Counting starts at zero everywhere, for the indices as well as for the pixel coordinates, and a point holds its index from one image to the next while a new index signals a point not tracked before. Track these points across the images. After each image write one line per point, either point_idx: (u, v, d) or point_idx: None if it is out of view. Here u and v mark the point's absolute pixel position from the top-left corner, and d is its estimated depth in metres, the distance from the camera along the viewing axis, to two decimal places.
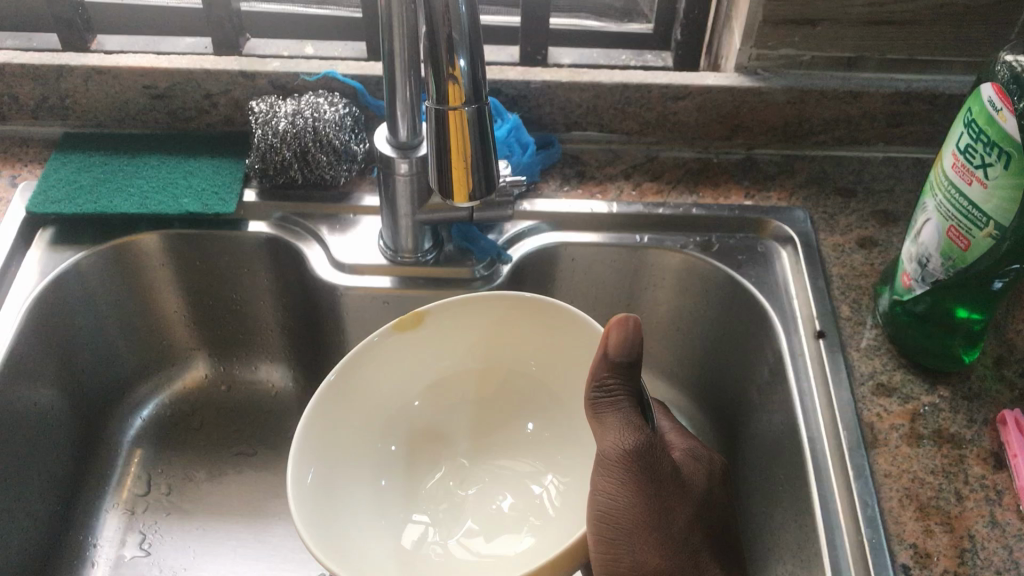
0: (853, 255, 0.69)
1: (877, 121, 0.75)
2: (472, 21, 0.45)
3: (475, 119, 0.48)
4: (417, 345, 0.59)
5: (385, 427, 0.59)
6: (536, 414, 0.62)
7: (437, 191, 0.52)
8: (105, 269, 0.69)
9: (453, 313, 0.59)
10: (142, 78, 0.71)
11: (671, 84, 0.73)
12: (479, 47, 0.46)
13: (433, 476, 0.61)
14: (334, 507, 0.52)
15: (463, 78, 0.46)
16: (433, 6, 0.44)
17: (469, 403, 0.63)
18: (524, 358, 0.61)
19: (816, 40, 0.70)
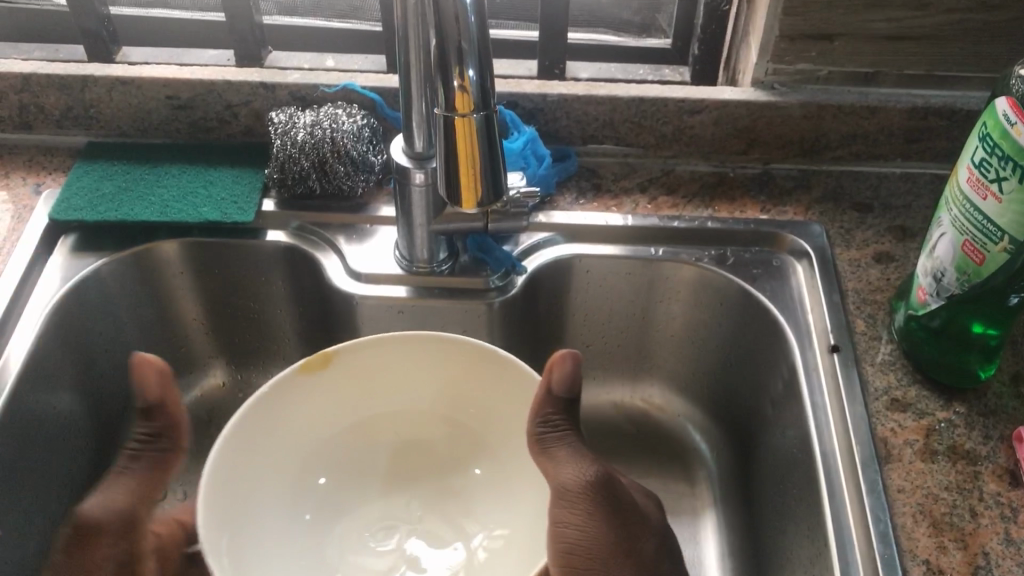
0: (869, 270, 0.69)
1: (896, 137, 0.75)
2: (482, 32, 0.45)
3: (484, 128, 0.48)
4: (344, 382, 0.60)
5: (308, 461, 0.61)
6: (479, 457, 0.62)
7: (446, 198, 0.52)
8: (126, 275, 0.70)
9: (387, 352, 0.60)
10: (165, 88, 0.72)
11: (687, 98, 0.73)
12: (488, 57, 0.46)
13: (359, 508, 0.63)
14: (248, 542, 0.55)
15: (472, 88, 0.46)
16: (443, 18, 0.44)
17: (409, 439, 0.64)
18: (459, 400, 0.62)
19: (833, 56, 0.70)
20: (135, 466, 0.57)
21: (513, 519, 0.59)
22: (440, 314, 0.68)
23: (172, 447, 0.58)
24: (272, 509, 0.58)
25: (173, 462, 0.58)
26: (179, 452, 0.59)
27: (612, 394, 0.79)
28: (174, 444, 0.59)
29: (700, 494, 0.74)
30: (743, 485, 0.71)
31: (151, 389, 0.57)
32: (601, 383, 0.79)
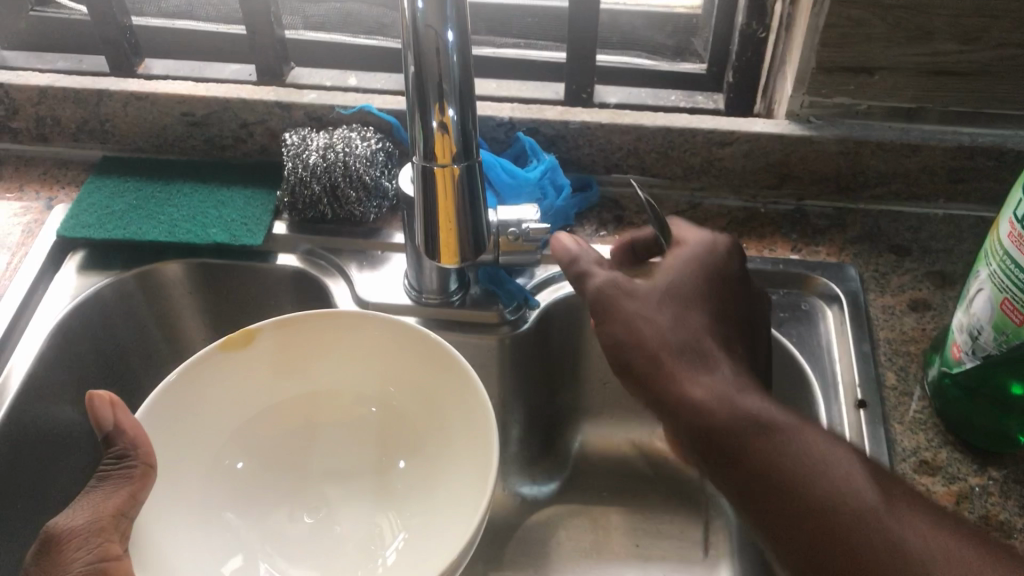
0: (904, 318, 0.65)
1: (938, 177, 0.71)
2: (466, 70, 0.44)
3: (465, 176, 0.48)
4: (275, 357, 0.59)
5: (229, 442, 0.58)
6: (405, 449, 0.60)
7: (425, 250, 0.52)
8: (131, 294, 0.69)
9: (320, 327, 0.58)
10: (180, 105, 0.71)
11: (717, 129, 0.69)
12: (471, 100, 0.45)
13: (277, 498, 0.59)
14: (142, 522, 0.51)
15: (454, 129, 0.45)
16: (426, 61, 0.43)
17: (336, 425, 0.62)
18: (389, 385, 0.61)
19: (872, 90, 0.66)
20: (104, 487, 0.45)
21: (435, 515, 0.56)
22: None
23: (137, 464, 0.46)
24: (181, 490, 0.55)
25: (149, 477, 0.47)
26: (151, 467, 0.47)
27: (630, 433, 0.76)
28: (145, 460, 0.47)
29: (718, 543, 0.70)
30: None
31: (104, 417, 0.46)
32: (618, 422, 0.76)
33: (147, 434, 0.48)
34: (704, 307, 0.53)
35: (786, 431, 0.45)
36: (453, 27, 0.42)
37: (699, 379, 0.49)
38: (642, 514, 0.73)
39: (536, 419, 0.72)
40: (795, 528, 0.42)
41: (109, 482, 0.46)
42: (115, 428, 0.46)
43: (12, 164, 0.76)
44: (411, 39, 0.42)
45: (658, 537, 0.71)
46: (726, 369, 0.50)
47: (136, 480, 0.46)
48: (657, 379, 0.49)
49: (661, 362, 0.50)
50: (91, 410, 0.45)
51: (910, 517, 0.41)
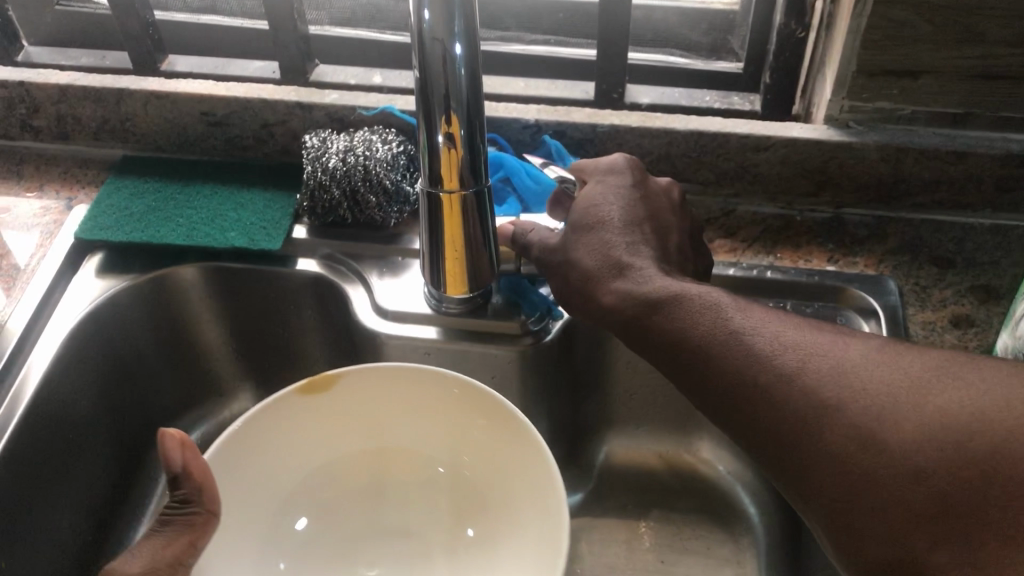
0: (945, 334, 0.61)
1: (985, 185, 0.67)
2: (475, 88, 0.43)
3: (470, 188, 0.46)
4: (336, 411, 0.57)
5: (290, 498, 0.58)
6: (474, 516, 0.58)
7: (432, 260, 0.51)
8: (147, 298, 0.68)
9: (382, 384, 0.56)
10: (200, 104, 0.70)
11: (751, 134, 0.67)
12: (480, 113, 0.44)
13: (337, 556, 0.58)
14: None
15: (461, 142, 0.44)
16: (432, 69, 0.41)
17: (403, 481, 0.60)
18: (453, 445, 0.58)
19: (916, 94, 0.63)
20: (164, 531, 0.45)
21: None
22: (471, 360, 0.64)
23: (200, 510, 0.46)
24: None
25: (211, 525, 0.46)
26: (214, 514, 0.46)
27: (657, 445, 0.74)
28: (207, 506, 0.46)
29: (746, 563, 0.67)
30: (792, 560, 0.65)
31: (173, 458, 0.45)
32: (645, 434, 0.74)
33: (212, 474, 0.47)
34: (617, 204, 0.56)
35: (689, 298, 0.49)
36: (460, 40, 0.41)
37: (616, 285, 0.52)
38: (667, 529, 0.70)
39: (558, 431, 0.70)
40: (730, 401, 0.45)
41: (171, 526, 0.45)
42: (182, 472, 0.45)
43: (34, 164, 0.75)
44: (417, 53, 0.41)
45: (683, 555, 0.68)
46: (644, 265, 0.53)
47: (195, 528, 0.46)
48: (593, 303, 0.53)
49: (589, 285, 0.53)
50: (161, 451, 0.44)
51: (810, 357, 0.44)
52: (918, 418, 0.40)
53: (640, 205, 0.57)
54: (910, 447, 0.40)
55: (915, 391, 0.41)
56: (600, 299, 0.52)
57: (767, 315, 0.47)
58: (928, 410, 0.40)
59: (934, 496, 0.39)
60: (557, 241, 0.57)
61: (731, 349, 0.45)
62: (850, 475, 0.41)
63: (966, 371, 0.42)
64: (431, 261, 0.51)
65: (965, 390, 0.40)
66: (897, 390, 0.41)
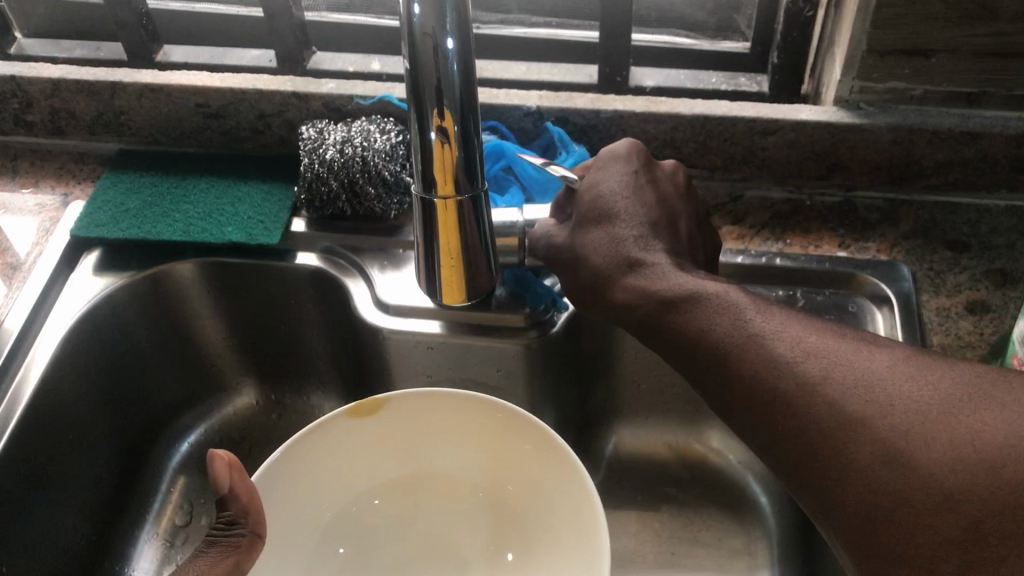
0: (960, 320, 0.60)
1: (999, 165, 0.65)
2: (469, 83, 0.41)
3: (466, 190, 0.45)
4: (379, 433, 0.54)
5: (330, 525, 0.54)
6: (514, 541, 0.55)
7: (425, 272, 0.49)
8: (145, 295, 0.67)
9: (428, 405, 0.53)
10: (195, 97, 0.69)
11: (758, 118, 0.65)
12: (474, 110, 0.42)
13: None
14: None
15: (456, 140, 0.42)
16: (423, 66, 0.40)
17: (444, 507, 0.57)
18: (497, 468, 0.55)
19: (929, 73, 0.61)
20: (210, 552, 0.42)
21: None
22: (474, 354, 0.63)
23: (245, 533, 0.43)
24: None
25: (256, 549, 0.43)
26: (259, 537, 0.44)
27: (666, 434, 0.73)
28: (253, 529, 0.43)
29: (757, 553, 0.66)
30: (804, 552, 0.63)
31: (221, 480, 0.41)
32: (653, 424, 0.73)
33: (258, 491, 0.44)
34: (626, 193, 0.54)
35: (709, 301, 0.47)
36: (453, 34, 0.39)
37: (631, 282, 0.51)
38: (678, 520, 0.69)
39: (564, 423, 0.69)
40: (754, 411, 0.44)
41: (217, 548, 0.43)
42: (231, 495, 0.42)
43: (29, 159, 0.74)
44: (408, 48, 0.39)
45: (692, 546, 0.67)
46: (657, 261, 0.51)
47: (241, 549, 0.43)
48: (610, 300, 0.52)
49: (602, 281, 0.52)
50: (210, 475, 0.41)
51: (831, 364, 0.42)
52: (935, 434, 0.38)
53: (652, 194, 0.55)
54: (926, 462, 0.37)
55: (950, 404, 0.39)
56: (618, 296, 0.51)
57: (791, 320, 0.45)
58: (949, 426, 0.38)
59: (955, 518, 0.36)
60: (565, 238, 0.56)
61: (749, 355, 0.44)
62: (865, 489, 0.39)
63: (998, 389, 0.39)
64: (425, 273, 0.49)
65: (1001, 408, 0.38)
66: (918, 402, 0.39)
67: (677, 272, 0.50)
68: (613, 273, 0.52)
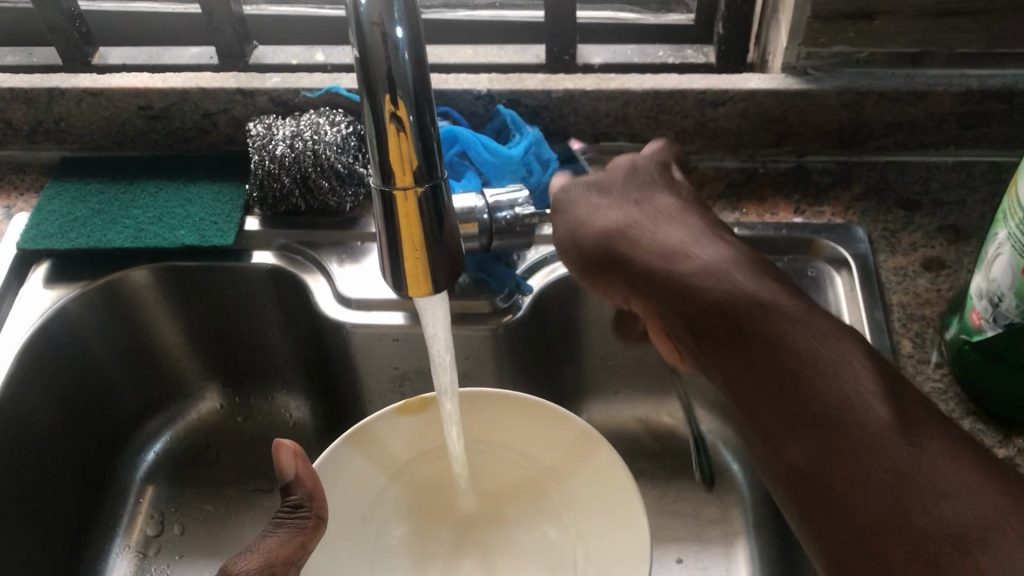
0: (917, 279, 0.61)
1: (947, 123, 0.66)
2: (419, 68, 0.35)
3: (427, 182, 0.37)
4: (421, 429, 0.57)
5: (379, 516, 0.56)
6: (554, 519, 0.57)
7: (383, 262, 0.40)
8: (100, 305, 0.65)
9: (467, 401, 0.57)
10: (137, 99, 0.67)
11: (708, 89, 0.65)
12: (425, 88, 0.36)
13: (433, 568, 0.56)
14: None
15: (411, 125, 0.36)
16: (371, 63, 0.34)
17: (482, 497, 0.59)
18: (531, 457, 0.58)
19: (873, 36, 0.61)
20: (279, 533, 0.45)
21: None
22: None
23: (310, 515, 0.46)
24: None
25: (322, 530, 0.46)
26: (323, 522, 0.47)
27: (636, 409, 0.73)
28: (317, 513, 0.47)
29: (732, 520, 0.67)
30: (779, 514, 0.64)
31: (286, 465, 0.46)
32: (622, 400, 0.73)
33: (323, 490, 0.47)
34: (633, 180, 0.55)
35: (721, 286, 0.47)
36: (401, 23, 0.34)
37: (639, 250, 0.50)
38: (654, 494, 0.69)
39: None
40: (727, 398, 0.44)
41: (288, 528, 0.45)
42: (296, 478, 0.46)
43: None
44: (355, 41, 0.34)
45: (669, 518, 0.68)
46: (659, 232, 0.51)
47: (309, 530, 0.46)
48: (612, 265, 0.51)
49: (605, 246, 0.51)
50: (277, 455, 0.46)
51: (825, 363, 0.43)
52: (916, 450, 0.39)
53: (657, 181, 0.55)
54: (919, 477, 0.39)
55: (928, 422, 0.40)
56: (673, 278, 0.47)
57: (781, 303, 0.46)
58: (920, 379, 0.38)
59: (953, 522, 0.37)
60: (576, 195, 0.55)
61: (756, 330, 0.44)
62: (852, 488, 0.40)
63: None
64: (386, 262, 0.40)
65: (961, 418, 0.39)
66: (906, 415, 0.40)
67: (736, 268, 0.47)
68: (673, 259, 0.48)
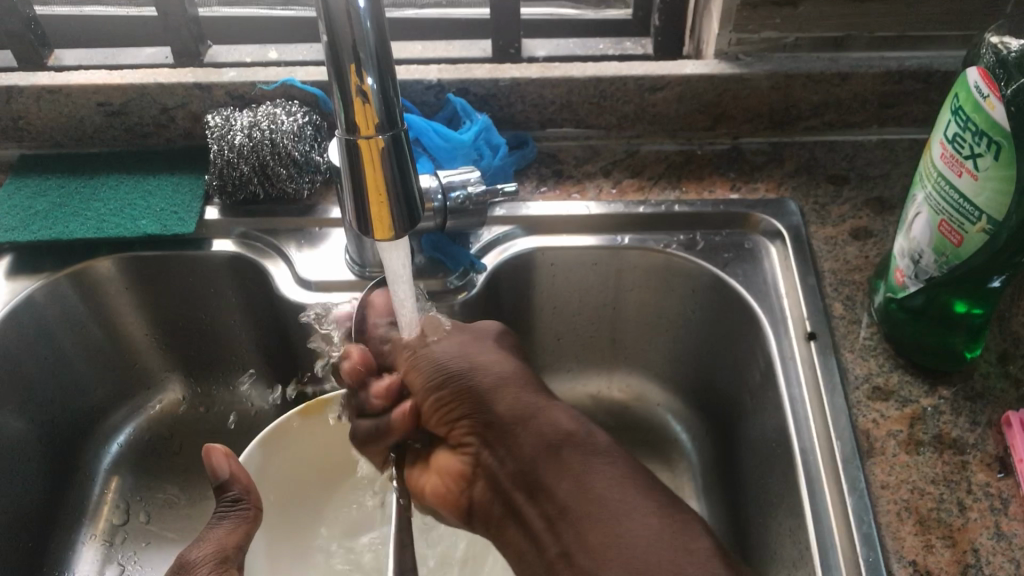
0: (846, 247, 0.65)
1: (870, 103, 0.71)
2: (381, 33, 0.36)
3: (392, 142, 0.38)
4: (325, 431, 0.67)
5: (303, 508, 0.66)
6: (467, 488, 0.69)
7: (349, 218, 0.41)
8: (64, 297, 0.67)
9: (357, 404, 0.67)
10: (96, 95, 0.69)
11: (647, 75, 0.69)
12: (387, 53, 0.37)
13: None
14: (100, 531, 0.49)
15: (373, 86, 0.37)
16: (335, 30, 0.35)
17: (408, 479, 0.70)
18: None
19: (798, 21, 0.65)
20: (225, 523, 0.51)
21: None
22: None
23: (249, 506, 0.53)
24: None
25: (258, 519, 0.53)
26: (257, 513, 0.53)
27: (590, 387, 0.76)
28: (253, 503, 0.53)
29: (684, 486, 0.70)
30: (725, 476, 0.67)
31: (219, 466, 0.53)
32: (574, 375, 0.76)
33: (253, 485, 0.54)
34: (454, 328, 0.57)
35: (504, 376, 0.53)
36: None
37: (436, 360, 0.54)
38: None
39: None
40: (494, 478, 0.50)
41: (230, 518, 0.52)
42: (230, 476, 0.52)
43: None
44: (320, 9, 0.35)
45: None
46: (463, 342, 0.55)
47: (248, 518, 0.52)
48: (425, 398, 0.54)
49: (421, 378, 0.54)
50: (208, 460, 0.53)
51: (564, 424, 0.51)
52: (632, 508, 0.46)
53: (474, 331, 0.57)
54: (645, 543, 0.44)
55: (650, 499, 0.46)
56: (496, 388, 0.52)
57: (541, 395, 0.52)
58: None
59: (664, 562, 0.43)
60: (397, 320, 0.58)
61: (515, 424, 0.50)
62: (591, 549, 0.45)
63: None
64: (354, 217, 0.41)
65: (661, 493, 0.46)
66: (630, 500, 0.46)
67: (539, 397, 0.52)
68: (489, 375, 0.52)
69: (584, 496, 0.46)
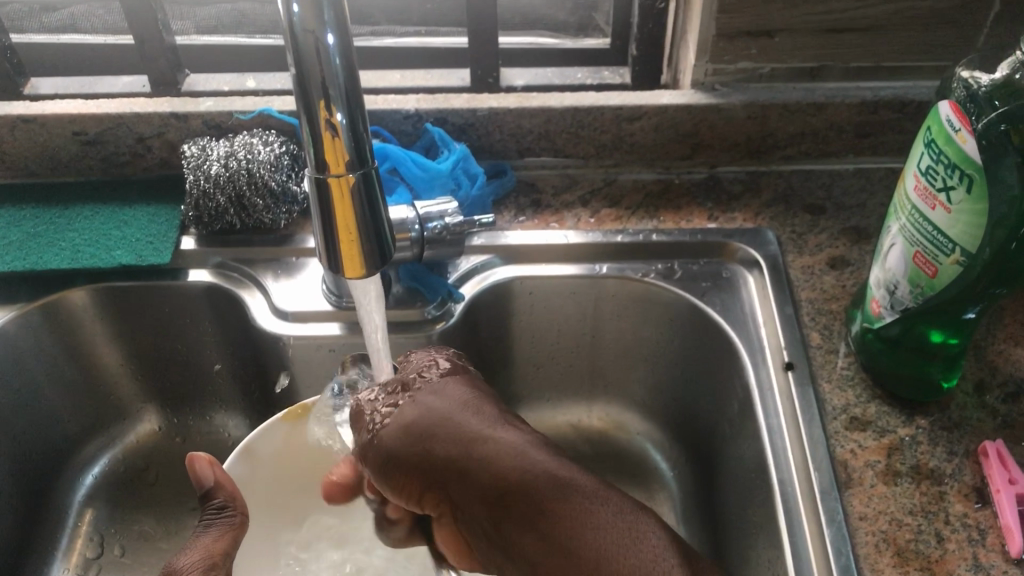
0: (824, 276, 0.65)
1: (845, 132, 0.71)
2: (351, 71, 0.36)
3: (362, 179, 0.38)
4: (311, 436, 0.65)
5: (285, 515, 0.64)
6: None
7: (320, 254, 0.41)
8: (38, 329, 0.66)
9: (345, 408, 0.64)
10: (72, 124, 0.68)
11: (624, 105, 0.69)
12: (357, 90, 0.37)
13: None
14: None
15: (343, 123, 0.37)
16: (305, 68, 0.35)
17: None
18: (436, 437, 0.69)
19: (774, 52, 0.66)
20: (211, 531, 0.51)
21: None
22: None
23: (235, 514, 0.52)
24: None
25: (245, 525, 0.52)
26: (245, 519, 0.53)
27: (569, 416, 0.76)
28: (239, 510, 0.53)
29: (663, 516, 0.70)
30: (705, 506, 0.67)
31: (204, 475, 0.52)
32: (554, 404, 0.76)
33: (238, 492, 0.54)
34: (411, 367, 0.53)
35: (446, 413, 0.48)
36: (332, 27, 0.35)
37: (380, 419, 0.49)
38: None
39: None
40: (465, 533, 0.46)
41: (216, 527, 0.51)
42: (215, 484, 0.52)
43: None
44: (290, 48, 0.35)
45: None
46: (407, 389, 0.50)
47: (236, 526, 0.52)
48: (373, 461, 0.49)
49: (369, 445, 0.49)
50: (192, 470, 0.52)
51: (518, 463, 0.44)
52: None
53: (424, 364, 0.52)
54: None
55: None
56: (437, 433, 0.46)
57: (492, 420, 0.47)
58: None
59: None
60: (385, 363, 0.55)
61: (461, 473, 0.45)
62: None
63: None
64: (325, 253, 0.40)
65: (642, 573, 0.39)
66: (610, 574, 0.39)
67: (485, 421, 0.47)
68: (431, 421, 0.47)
69: (547, 546, 0.41)
